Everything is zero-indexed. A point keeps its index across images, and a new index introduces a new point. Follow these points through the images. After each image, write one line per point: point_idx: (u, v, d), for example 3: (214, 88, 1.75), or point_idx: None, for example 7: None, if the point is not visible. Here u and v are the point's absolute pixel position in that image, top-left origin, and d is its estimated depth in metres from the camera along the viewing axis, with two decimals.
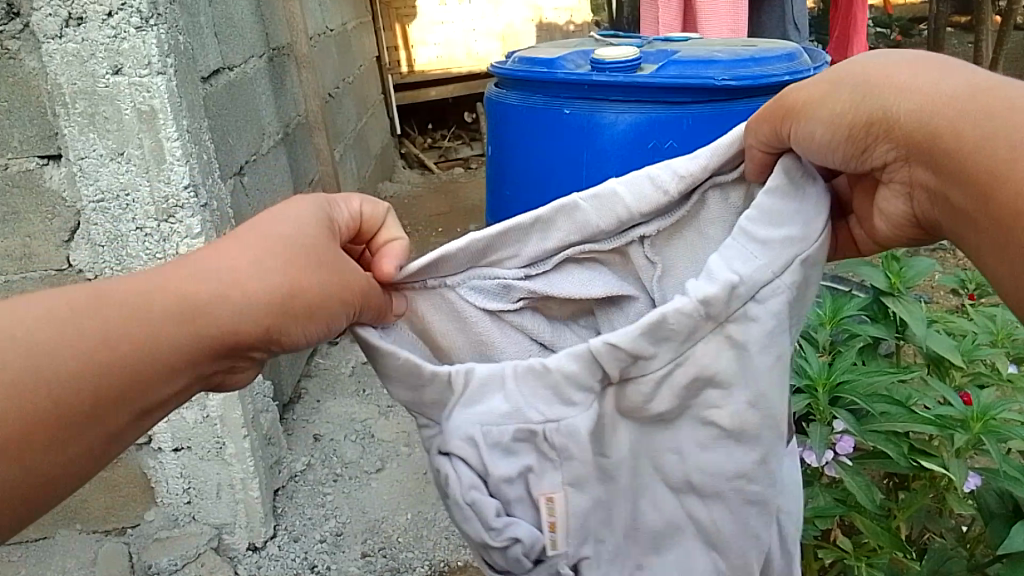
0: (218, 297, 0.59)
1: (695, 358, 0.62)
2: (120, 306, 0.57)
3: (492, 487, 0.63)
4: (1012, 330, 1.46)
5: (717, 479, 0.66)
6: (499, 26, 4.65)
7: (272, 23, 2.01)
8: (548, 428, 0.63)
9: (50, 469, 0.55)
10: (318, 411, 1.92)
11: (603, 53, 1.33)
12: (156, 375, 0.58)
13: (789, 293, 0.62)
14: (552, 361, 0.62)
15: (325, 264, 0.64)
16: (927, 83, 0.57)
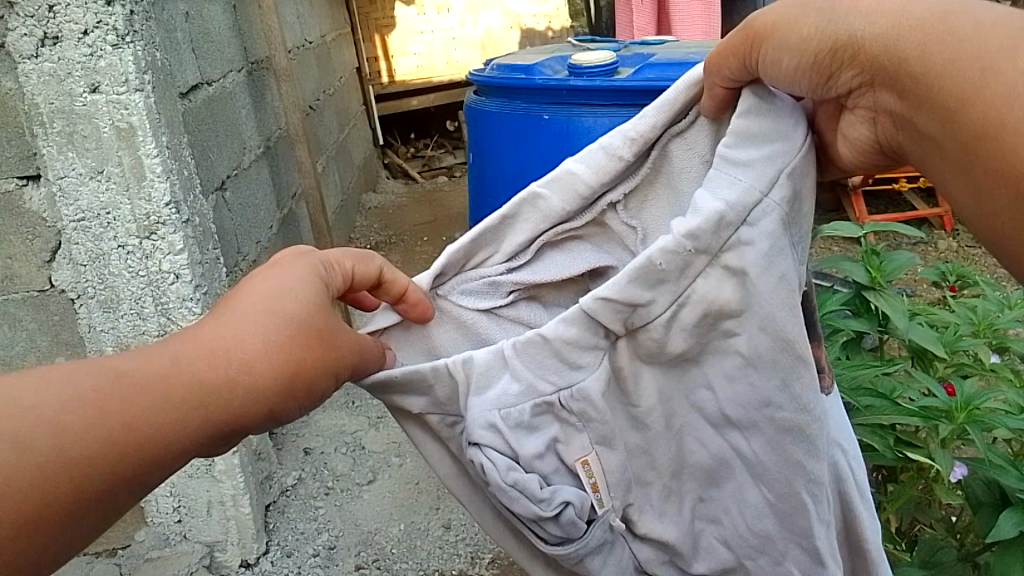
0: (227, 383, 0.57)
1: (698, 298, 0.61)
2: (131, 388, 0.55)
3: (527, 464, 0.64)
4: (993, 320, 1.47)
5: (749, 407, 0.64)
6: (478, 34, 4.66)
7: (249, 37, 2.01)
8: (563, 395, 0.64)
9: (55, 551, 0.54)
10: (308, 425, 1.91)
11: (581, 59, 1.35)
12: (162, 460, 0.56)
13: (781, 217, 0.61)
14: (548, 329, 0.62)
15: (331, 339, 0.61)
16: (891, 4, 0.55)
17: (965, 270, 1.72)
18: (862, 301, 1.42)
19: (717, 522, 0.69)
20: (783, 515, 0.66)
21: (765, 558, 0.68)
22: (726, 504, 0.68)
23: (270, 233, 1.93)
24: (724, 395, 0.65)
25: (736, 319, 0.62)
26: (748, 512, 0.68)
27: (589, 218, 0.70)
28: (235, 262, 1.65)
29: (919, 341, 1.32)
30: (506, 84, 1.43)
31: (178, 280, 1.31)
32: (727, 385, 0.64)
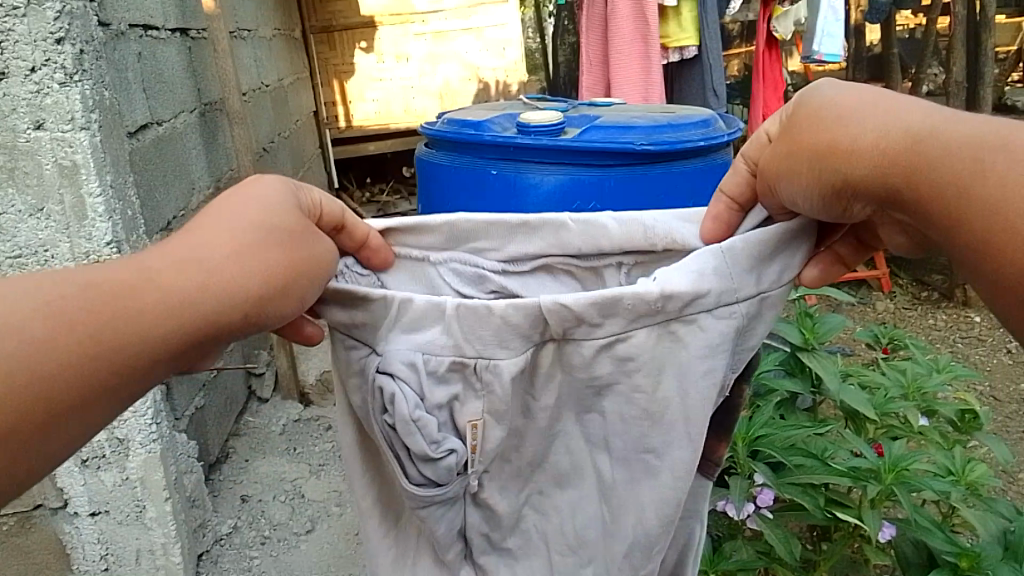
0: (200, 285, 0.55)
1: (636, 342, 0.64)
2: (95, 303, 0.52)
3: (428, 409, 0.64)
4: (922, 384, 1.52)
5: (628, 450, 0.68)
6: (437, 84, 4.60)
7: (203, 79, 2.01)
8: (480, 362, 0.64)
9: (42, 462, 0.51)
10: (246, 471, 1.86)
11: (530, 117, 1.37)
12: (135, 371, 0.53)
13: (742, 318, 0.66)
14: (496, 305, 0.63)
15: (299, 243, 0.62)
16: (872, 141, 0.59)
17: (897, 333, 1.78)
18: (796, 362, 1.46)
19: (544, 514, 0.72)
20: (608, 527, 0.70)
21: (575, 560, 0.71)
22: (559, 502, 0.71)
23: None
24: (612, 427, 0.68)
25: (642, 365, 0.65)
26: (576, 519, 0.71)
27: (590, 266, 0.76)
28: None
29: (850, 402, 1.35)
30: (455, 139, 1.44)
31: None
32: (618, 422, 0.67)
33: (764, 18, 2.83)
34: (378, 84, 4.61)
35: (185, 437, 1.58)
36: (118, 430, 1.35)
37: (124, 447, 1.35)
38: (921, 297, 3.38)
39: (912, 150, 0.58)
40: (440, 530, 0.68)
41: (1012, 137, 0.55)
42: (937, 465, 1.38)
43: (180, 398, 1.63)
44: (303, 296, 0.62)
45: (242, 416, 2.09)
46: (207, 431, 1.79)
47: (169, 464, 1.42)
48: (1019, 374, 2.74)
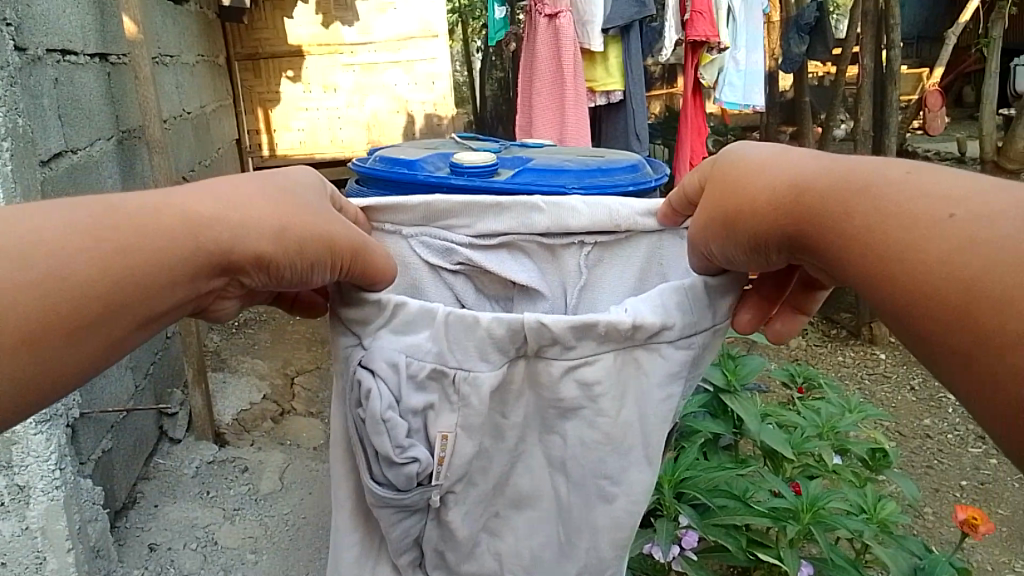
0: (218, 217, 0.57)
1: (603, 365, 0.65)
2: (128, 217, 0.54)
3: (402, 411, 0.64)
4: (836, 424, 1.57)
5: (586, 471, 0.67)
6: (364, 116, 4.52)
7: (123, 106, 1.95)
8: (460, 373, 0.65)
9: (58, 368, 0.51)
10: (155, 518, 1.78)
11: (463, 157, 1.36)
12: (155, 288, 0.55)
13: (696, 350, 0.69)
14: (484, 316, 0.63)
15: (313, 206, 0.63)
16: (766, 193, 0.60)
17: (811, 372, 1.85)
18: (719, 404, 1.50)
19: (497, 536, 0.71)
20: (564, 549, 0.71)
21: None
22: (516, 524, 0.71)
23: None
24: (572, 450, 0.68)
25: (609, 390, 0.66)
26: (532, 540, 0.71)
27: (552, 246, 0.77)
28: None
29: (769, 442, 1.39)
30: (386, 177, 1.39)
31: None
32: (581, 446, 0.67)
33: (693, 64, 2.95)
34: (303, 113, 4.51)
35: (90, 482, 1.50)
36: (17, 477, 1.28)
37: (23, 495, 1.29)
38: (831, 334, 3.52)
39: (796, 200, 0.57)
40: (394, 534, 0.68)
41: (882, 174, 0.53)
42: (851, 503, 1.43)
43: (86, 440, 1.55)
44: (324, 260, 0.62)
45: (151, 459, 2.00)
46: (113, 475, 1.70)
47: (73, 511, 1.35)
48: (922, 410, 2.87)
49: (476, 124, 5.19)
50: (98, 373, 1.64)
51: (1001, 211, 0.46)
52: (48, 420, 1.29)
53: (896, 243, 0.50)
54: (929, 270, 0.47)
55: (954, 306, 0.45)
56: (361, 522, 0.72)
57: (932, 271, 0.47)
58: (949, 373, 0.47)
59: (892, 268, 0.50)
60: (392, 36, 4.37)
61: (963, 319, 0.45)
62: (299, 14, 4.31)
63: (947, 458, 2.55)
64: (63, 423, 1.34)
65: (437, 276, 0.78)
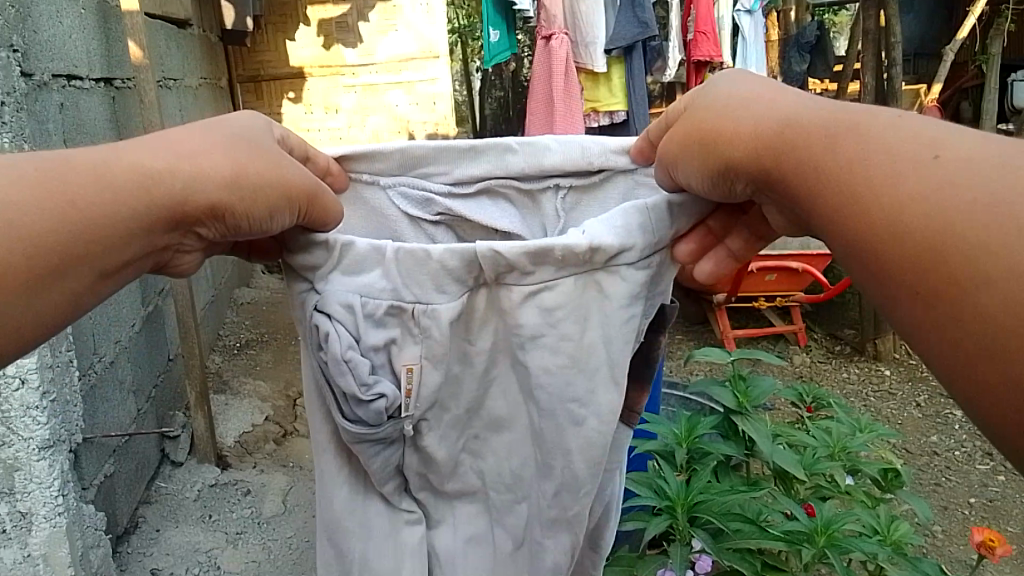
0: (172, 169, 0.58)
1: (562, 290, 0.64)
2: (80, 171, 0.54)
3: (363, 350, 0.64)
4: (846, 443, 1.55)
5: (554, 397, 0.65)
6: (366, 136, 4.38)
7: (127, 127, 1.95)
8: (418, 308, 0.64)
9: (19, 322, 0.52)
10: (157, 542, 1.75)
11: None
12: (113, 240, 0.55)
13: (652, 269, 0.68)
14: (435, 250, 0.63)
15: (267, 155, 0.64)
16: (750, 128, 0.60)
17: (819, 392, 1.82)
18: (730, 426, 1.49)
19: (479, 456, 0.71)
20: (542, 471, 0.68)
21: (511, 495, 0.70)
22: (495, 446, 0.70)
23: (130, 331, 1.88)
24: (538, 379, 0.65)
25: (569, 314, 0.64)
26: (513, 459, 0.70)
27: (529, 191, 0.80)
28: (90, 363, 1.59)
29: (781, 464, 1.37)
30: None
31: (24, 385, 1.22)
32: (547, 376, 0.65)
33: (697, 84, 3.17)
34: (307, 134, 4.41)
35: (93, 507, 1.47)
36: (19, 504, 1.27)
37: (26, 521, 1.27)
38: (834, 351, 3.51)
39: (779, 138, 0.57)
40: (375, 467, 0.66)
41: (875, 116, 0.53)
42: (864, 524, 1.41)
43: (88, 465, 1.53)
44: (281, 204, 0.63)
45: (153, 483, 1.98)
46: (115, 501, 1.68)
47: (75, 538, 1.35)
48: (928, 427, 2.85)
49: (475, 142, 5.20)
50: (100, 395, 1.63)
51: (987, 157, 0.46)
52: (51, 446, 1.27)
53: (872, 176, 0.50)
54: (901, 203, 0.47)
55: (919, 238, 0.46)
56: (343, 456, 0.68)
57: (903, 205, 0.47)
58: (904, 306, 0.47)
59: (862, 197, 0.50)
60: (392, 58, 4.22)
61: (927, 252, 0.45)
62: (302, 36, 4.23)
63: (954, 476, 2.53)
64: (67, 449, 1.33)
65: (418, 227, 0.81)
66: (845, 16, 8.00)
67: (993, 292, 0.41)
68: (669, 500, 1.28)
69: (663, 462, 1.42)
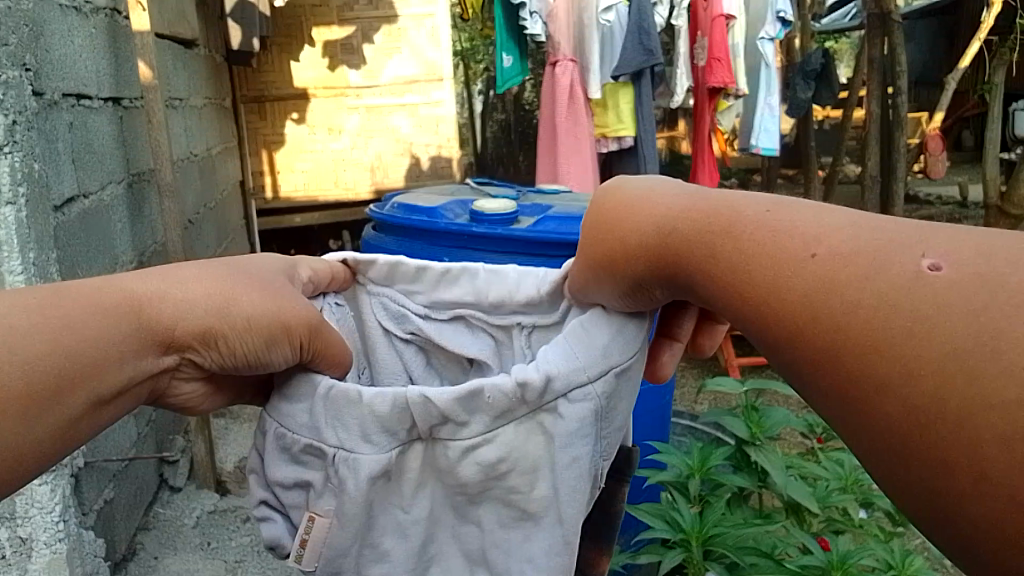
0: (164, 296, 0.58)
1: (502, 442, 0.59)
2: (81, 295, 0.54)
3: (268, 484, 0.64)
4: (859, 476, 1.51)
5: (508, 555, 0.62)
6: (368, 158, 4.33)
7: (134, 148, 1.93)
8: (340, 453, 0.59)
9: (19, 445, 0.49)
10: (156, 571, 1.71)
11: (484, 206, 1.41)
12: (111, 363, 0.54)
13: (598, 401, 0.59)
14: (366, 392, 0.59)
15: (268, 291, 0.64)
16: (646, 236, 0.53)
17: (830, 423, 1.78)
18: (742, 457, 1.48)
19: None
20: None
21: None
22: None
23: None
24: (493, 537, 0.62)
25: (512, 467, 0.60)
26: None
27: (499, 324, 0.79)
28: None
29: (795, 496, 1.35)
30: (407, 226, 1.46)
31: None
32: (497, 527, 0.62)
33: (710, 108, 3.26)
34: (308, 155, 4.34)
35: (93, 535, 1.44)
36: (19, 529, 1.23)
37: (26, 548, 1.24)
38: None
39: (682, 248, 0.51)
40: None
41: (748, 210, 0.48)
42: (879, 560, 1.38)
43: (88, 490, 1.50)
44: (277, 334, 0.62)
45: (152, 508, 1.93)
46: (115, 528, 1.64)
47: (74, 565, 1.31)
48: None
49: (476, 166, 5.20)
50: None
51: (866, 248, 0.41)
52: (53, 471, 1.25)
53: (765, 281, 0.44)
54: (798, 309, 0.42)
55: (825, 350, 0.40)
56: None
57: (801, 309, 0.41)
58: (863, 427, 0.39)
59: (777, 311, 0.43)
60: (397, 79, 4.24)
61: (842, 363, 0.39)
62: (306, 57, 4.20)
63: None
64: (68, 475, 1.30)
65: (390, 341, 0.83)
66: (845, 43, 8.08)
67: (942, 373, 0.35)
68: (683, 533, 1.27)
69: (675, 494, 1.39)
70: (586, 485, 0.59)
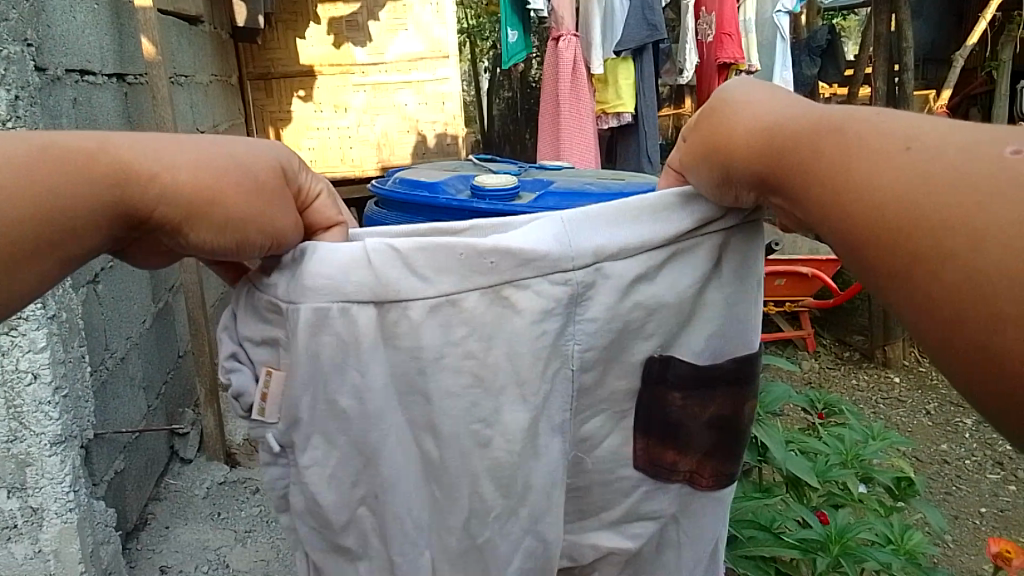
0: (143, 171, 0.51)
1: (468, 307, 0.55)
2: (57, 162, 0.50)
3: (240, 341, 0.59)
4: (860, 451, 1.53)
5: (455, 419, 0.56)
6: (374, 135, 4.32)
7: (140, 124, 1.94)
8: (290, 306, 0.55)
9: None
10: (167, 540, 1.74)
11: (485, 182, 1.38)
12: (65, 233, 0.50)
13: (572, 286, 0.56)
14: (325, 247, 0.55)
15: (274, 186, 0.54)
16: (740, 132, 0.52)
17: (832, 399, 1.80)
18: None
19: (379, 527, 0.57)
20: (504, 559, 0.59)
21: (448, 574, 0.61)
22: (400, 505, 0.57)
23: (141, 328, 1.88)
24: (439, 405, 0.56)
25: (471, 332, 0.55)
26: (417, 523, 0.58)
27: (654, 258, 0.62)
28: (102, 359, 1.59)
29: (794, 471, 1.36)
30: (409, 200, 1.47)
31: (36, 380, 1.21)
32: (452, 401, 0.56)
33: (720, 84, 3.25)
34: (315, 133, 4.32)
35: (103, 504, 1.46)
36: (31, 499, 1.27)
37: (38, 517, 1.27)
38: (844, 357, 3.67)
39: (774, 145, 0.49)
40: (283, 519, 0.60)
41: (847, 111, 0.47)
42: (878, 534, 1.40)
43: (99, 461, 1.53)
44: (248, 238, 0.53)
45: (164, 480, 1.98)
46: (124, 497, 1.67)
47: (87, 533, 1.33)
48: (936, 457, 2.84)
49: (483, 143, 5.18)
50: (110, 394, 1.62)
51: (975, 157, 0.39)
52: (64, 442, 1.26)
53: (856, 180, 0.44)
54: (892, 218, 0.41)
55: (907, 247, 0.40)
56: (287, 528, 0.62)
57: (892, 207, 0.41)
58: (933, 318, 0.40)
59: (871, 207, 0.42)
60: (402, 56, 4.21)
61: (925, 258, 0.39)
62: (311, 34, 4.18)
63: (965, 484, 2.65)
64: (79, 445, 1.32)
65: None
66: (854, 21, 8.04)
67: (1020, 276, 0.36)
68: None
69: None
70: (550, 364, 0.57)
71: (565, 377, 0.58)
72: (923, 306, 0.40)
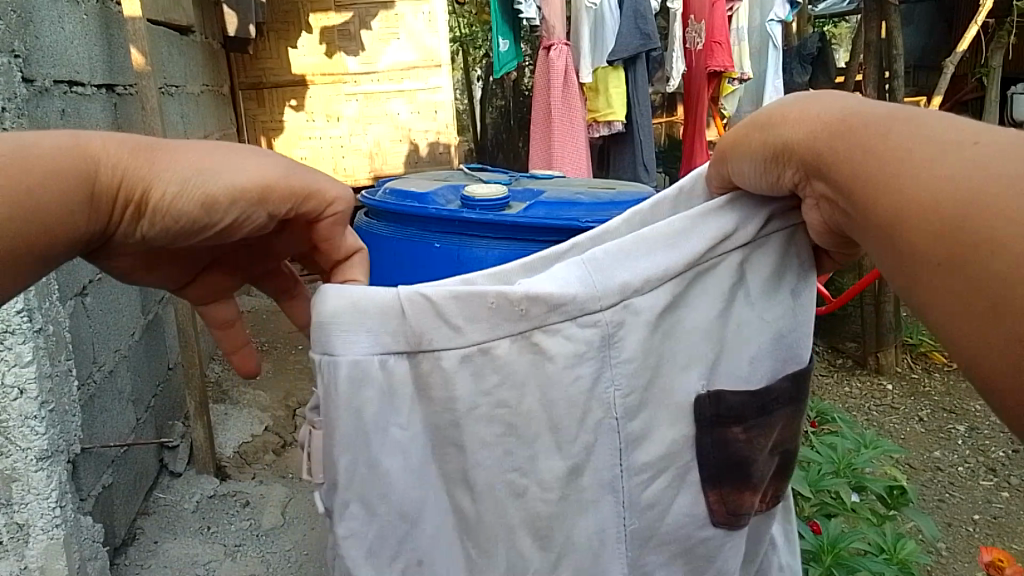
0: (113, 156, 0.56)
1: (500, 353, 0.56)
2: (35, 154, 0.53)
3: None
4: (852, 460, 1.52)
5: (489, 469, 0.57)
6: (366, 145, 4.32)
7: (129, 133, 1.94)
8: (324, 357, 0.56)
9: None
10: (155, 554, 1.73)
11: (474, 191, 1.40)
12: (55, 219, 0.53)
13: (602, 330, 0.57)
14: (355, 290, 0.56)
15: (235, 160, 0.60)
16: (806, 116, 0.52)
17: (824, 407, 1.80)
18: None
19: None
20: None
21: None
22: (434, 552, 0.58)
23: (130, 340, 1.87)
24: (474, 456, 0.57)
25: (504, 379, 0.56)
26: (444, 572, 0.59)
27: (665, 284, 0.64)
28: (89, 372, 1.58)
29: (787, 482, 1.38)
30: (400, 212, 1.46)
31: (23, 396, 1.21)
32: (484, 450, 0.57)
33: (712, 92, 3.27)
34: (307, 142, 4.33)
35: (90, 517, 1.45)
36: (17, 515, 1.25)
37: (23, 533, 1.25)
38: (837, 364, 3.67)
39: (837, 130, 0.49)
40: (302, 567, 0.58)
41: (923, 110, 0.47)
42: (871, 543, 1.39)
43: (86, 475, 1.51)
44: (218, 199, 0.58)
45: (152, 493, 1.96)
46: (112, 511, 1.66)
47: (73, 549, 1.32)
48: (927, 463, 2.84)
49: (476, 151, 5.18)
50: (98, 404, 1.61)
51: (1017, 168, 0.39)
52: (49, 458, 1.25)
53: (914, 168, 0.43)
54: (932, 219, 0.41)
55: (947, 236, 0.40)
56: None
57: (938, 197, 0.41)
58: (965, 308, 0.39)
59: (919, 192, 0.42)
60: (395, 66, 4.20)
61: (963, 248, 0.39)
62: (304, 44, 4.18)
63: (958, 491, 2.65)
64: (65, 460, 1.31)
65: None
66: (845, 27, 8.07)
67: None
68: None
69: None
70: (585, 411, 0.57)
71: (610, 429, 0.58)
72: (952, 316, 0.41)
